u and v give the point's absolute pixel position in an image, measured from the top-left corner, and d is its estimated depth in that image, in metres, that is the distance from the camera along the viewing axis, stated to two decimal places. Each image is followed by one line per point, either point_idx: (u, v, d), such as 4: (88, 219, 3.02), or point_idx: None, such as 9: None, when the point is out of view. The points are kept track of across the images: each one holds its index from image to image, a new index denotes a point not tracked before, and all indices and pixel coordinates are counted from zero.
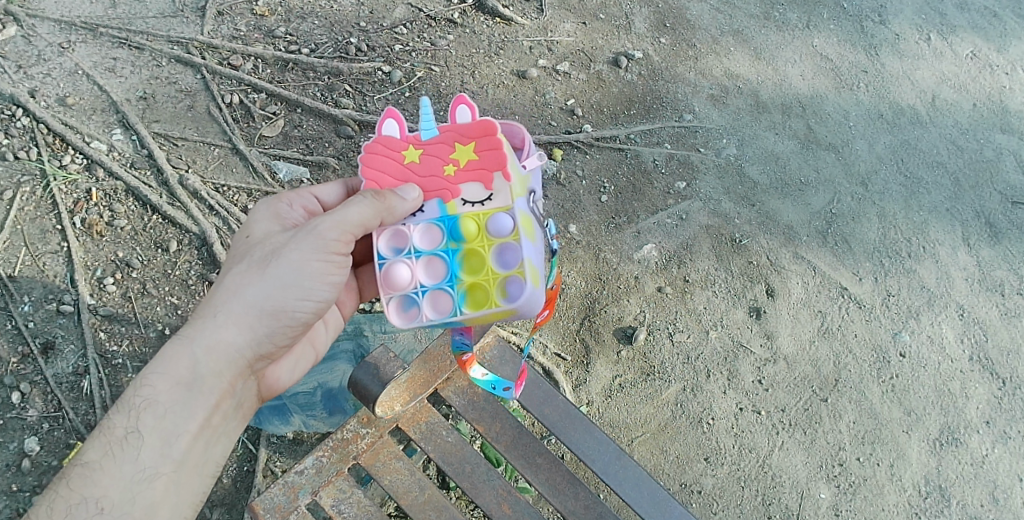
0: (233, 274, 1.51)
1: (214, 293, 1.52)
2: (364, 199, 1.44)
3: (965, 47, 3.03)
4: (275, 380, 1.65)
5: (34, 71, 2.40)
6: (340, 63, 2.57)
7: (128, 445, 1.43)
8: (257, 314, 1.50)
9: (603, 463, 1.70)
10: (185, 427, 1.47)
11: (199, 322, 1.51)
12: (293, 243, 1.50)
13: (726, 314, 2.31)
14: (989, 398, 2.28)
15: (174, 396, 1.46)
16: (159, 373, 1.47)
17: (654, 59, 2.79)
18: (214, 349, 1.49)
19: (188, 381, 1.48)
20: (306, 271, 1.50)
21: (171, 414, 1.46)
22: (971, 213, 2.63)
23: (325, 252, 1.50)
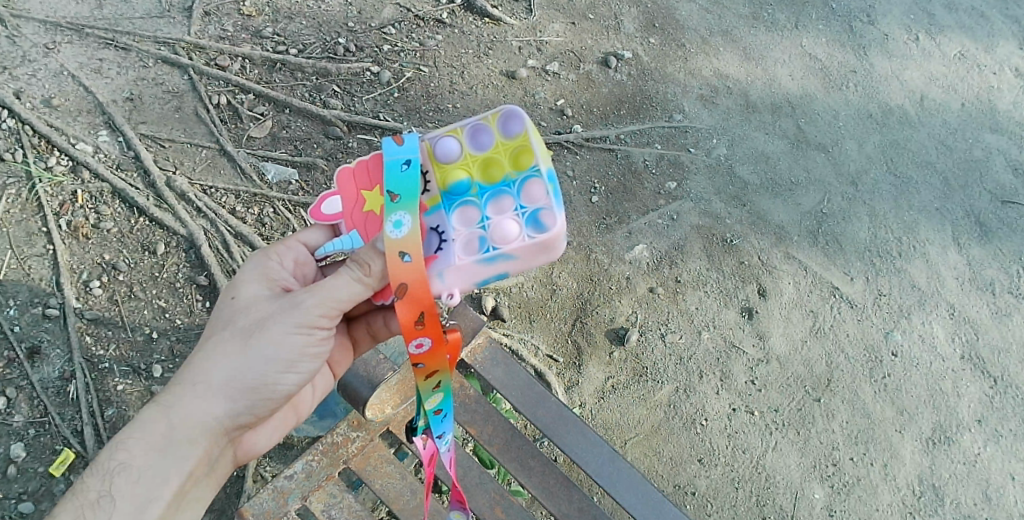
0: (216, 343, 1.36)
1: (196, 357, 1.36)
2: (351, 276, 1.31)
3: (953, 47, 3.05)
4: (250, 446, 1.51)
5: (18, 72, 2.37)
6: (329, 64, 2.55)
7: (100, 509, 1.27)
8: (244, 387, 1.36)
9: (597, 466, 1.69)
10: (159, 494, 1.31)
11: (180, 390, 1.35)
12: (280, 312, 1.35)
13: (718, 314, 2.30)
14: (980, 397, 2.29)
15: (149, 459, 1.31)
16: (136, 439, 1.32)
17: (644, 59, 2.78)
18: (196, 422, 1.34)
19: (163, 446, 1.32)
20: (287, 345, 1.36)
21: (146, 481, 1.30)
22: (961, 212, 2.64)
23: (305, 325, 1.36)
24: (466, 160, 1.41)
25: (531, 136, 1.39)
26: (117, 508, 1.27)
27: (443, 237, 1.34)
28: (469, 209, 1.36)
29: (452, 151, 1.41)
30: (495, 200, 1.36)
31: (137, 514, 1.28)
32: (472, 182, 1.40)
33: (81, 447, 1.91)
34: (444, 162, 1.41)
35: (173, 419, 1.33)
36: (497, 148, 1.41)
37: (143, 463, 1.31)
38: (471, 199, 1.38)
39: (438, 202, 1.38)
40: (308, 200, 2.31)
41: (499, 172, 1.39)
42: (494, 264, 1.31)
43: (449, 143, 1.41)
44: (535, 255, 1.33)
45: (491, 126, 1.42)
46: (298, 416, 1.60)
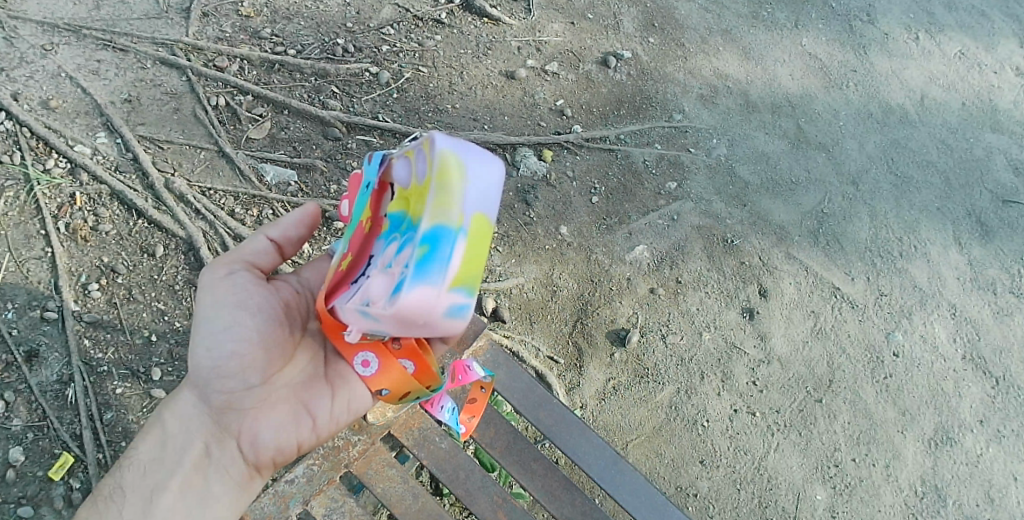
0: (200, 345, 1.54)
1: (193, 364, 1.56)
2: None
3: (953, 46, 3.05)
4: (253, 439, 1.51)
5: (16, 73, 2.35)
6: (328, 65, 2.54)
7: (114, 503, 1.46)
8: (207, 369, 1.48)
9: (599, 469, 1.68)
10: (163, 486, 1.47)
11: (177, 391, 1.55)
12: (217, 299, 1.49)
13: (719, 315, 2.30)
14: (982, 397, 2.29)
15: (150, 453, 1.50)
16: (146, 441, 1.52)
17: (643, 59, 2.78)
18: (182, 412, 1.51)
19: (162, 441, 1.51)
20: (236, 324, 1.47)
21: (149, 473, 1.48)
22: (962, 212, 2.63)
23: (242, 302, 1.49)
24: (412, 191, 1.35)
25: (437, 174, 1.25)
26: (126, 501, 1.46)
27: (371, 270, 1.33)
28: (408, 250, 1.27)
29: (406, 178, 1.38)
30: (415, 243, 1.26)
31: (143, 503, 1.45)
32: (403, 216, 1.34)
33: (80, 451, 1.90)
34: (403, 189, 1.38)
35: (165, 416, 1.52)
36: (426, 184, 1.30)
37: (147, 459, 1.50)
38: (397, 235, 1.32)
39: (385, 229, 1.37)
40: (307, 202, 2.31)
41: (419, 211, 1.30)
42: (395, 301, 1.23)
43: (404, 169, 1.39)
44: (470, 282, 1.18)
45: (427, 151, 1.31)
46: (313, 416, 1.53)
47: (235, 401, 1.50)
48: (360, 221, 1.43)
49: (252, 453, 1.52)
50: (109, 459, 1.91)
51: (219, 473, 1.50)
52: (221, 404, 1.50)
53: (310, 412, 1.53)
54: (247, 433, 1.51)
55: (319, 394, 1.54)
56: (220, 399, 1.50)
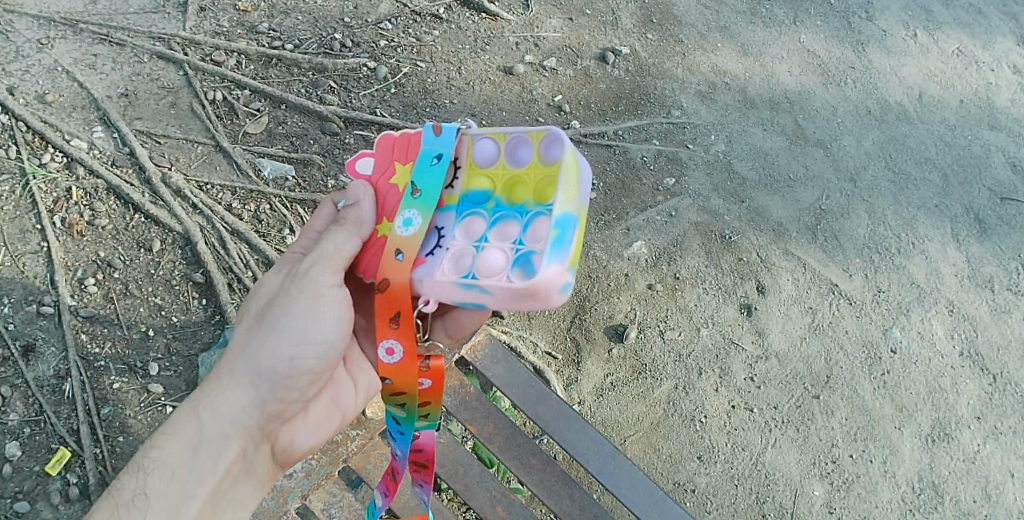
0: (242, 335, 1.45)
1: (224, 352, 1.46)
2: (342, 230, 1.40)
3: (951, 44, 3.05)
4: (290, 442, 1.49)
5: (11, 67, 2.34)
6: (325, 59, 2.53)
7: (135, 507, 1.31)
8: (264, 368, 1.40)
9: (598, 463, 1.69)
10: (193, 493, 1.35)
11: (208, 382, 1.42)
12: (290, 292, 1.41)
13: (717, 311, 2.30)
14: (979, 394, 2.29)
15: (180, 455, 1.36)
16: (168, 434, 1.38)
17: (642, 55, 2.77)
18: (222, 409, 1.40)
19: (195, 443, 1.38)
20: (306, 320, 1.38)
21: (179, 478, 1.35)
22: (960, 209, 2.64)
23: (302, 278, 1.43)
24: (501, 171, 1.40)
25: (562, 165, 1.32)
26: (152, 506, 1.31)
27: (443, 243, 1.36)
28: (500, 229, 1.35)
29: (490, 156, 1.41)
30: (499, 224, 1.35)
31: (173, 511, 1.33)
32: (490, 197, 1.39)
33: (77, 446, 1.90)
34: (482, 166, 1.41)
35: (206, 414, 1.40)
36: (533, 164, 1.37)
37: (176, 461, 1.36)
38: (481, 212, 1.38)
39: (454, 202, 1.40)
40: (305, 197, 2.30)
41: (519, 195, 1.37)
42: (467, 291, 1.28)
43: (488, 147, 1.41)
44: (523, 300, 1.25)
45: (536, 142, 1.38)
46: (342, 418, 1.56)
47: (286, 408, 1.45)
48: (416, 189, 1.37)
49: (276, 456, 1.49)
50: (106, 454, 1.90)
51: (249, 476, 1.44)
52: (273, 409, 1.43)
53: (339, 412, 1.56)
54: (284, 437, 1.49)
55: (347, 395, 1.56)
56: (274, 404, 1.43)
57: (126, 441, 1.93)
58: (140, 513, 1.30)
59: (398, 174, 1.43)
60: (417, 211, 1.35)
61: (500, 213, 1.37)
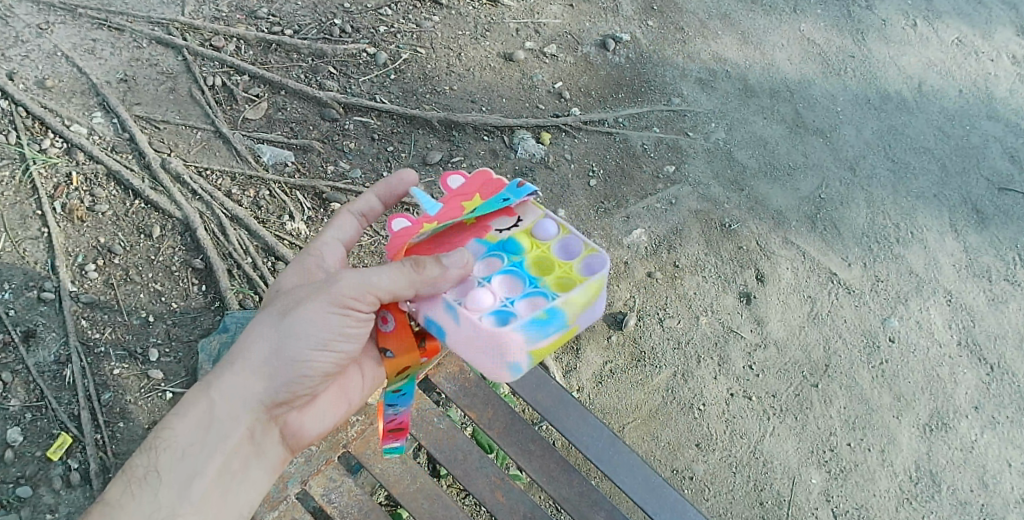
0: (255, 321, 1.45)
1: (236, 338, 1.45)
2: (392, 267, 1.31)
3: (951, 33, 3.04)
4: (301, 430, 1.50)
5: (11, 53, 2.33)
6: (325, 45, 2.52)
7: (147, 485, 1.36)
8: (273, 355, 1.41)
9: (596, 450, 1.69)
10: (202, 471, 1.39)
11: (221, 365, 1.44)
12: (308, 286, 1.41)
13: (716, 299, 2.31)
14: (977, 383, 2.31)
15: (189, 434, 1.40)
16: (180, 414, 1.41)
17: (642, 42, 2.76)
18: (235, 393, 1.41)
19: (206, 422, 1.41)
20: (315, 314, 1.39)
21: (188, 456, 1.39)
22: (958, 198, 2.64)
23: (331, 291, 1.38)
24: (563, 266, 1.38)
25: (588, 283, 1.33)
26: (163, 482, 1.36)
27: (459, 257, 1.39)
28: (494, 261, 1.39)
29: (565, 257, 1.40)
30: (514, 279, 1.36)
31: (183, 488, 1.37)
32: (523, 259, 1.40)
33: (78, 431, 1.90)
34: (533, 235, 1.43)
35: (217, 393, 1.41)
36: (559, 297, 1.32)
37: (187, 439, 1.39)
38: (502, 256, 1.40)
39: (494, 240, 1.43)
40: (304, 183, 2.30)
41: (546, 276, 1.37)
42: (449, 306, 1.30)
43: (571, 251, 1.40)
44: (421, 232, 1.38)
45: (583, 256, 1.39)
46: (356, 407, 1.58)
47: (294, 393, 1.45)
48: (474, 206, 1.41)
49: (285, 443, 1.50)
50: (106, 439, 1.91)
51: (259, 459, 1.46)
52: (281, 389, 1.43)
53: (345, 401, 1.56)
54: (294, 425, 1.49)
55: (354, 385, 1.57)
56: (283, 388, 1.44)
57: (126, 426, 1.93)
58: (151, 490, 1.36)
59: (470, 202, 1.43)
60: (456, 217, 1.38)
61: (518, 272, 1.37)
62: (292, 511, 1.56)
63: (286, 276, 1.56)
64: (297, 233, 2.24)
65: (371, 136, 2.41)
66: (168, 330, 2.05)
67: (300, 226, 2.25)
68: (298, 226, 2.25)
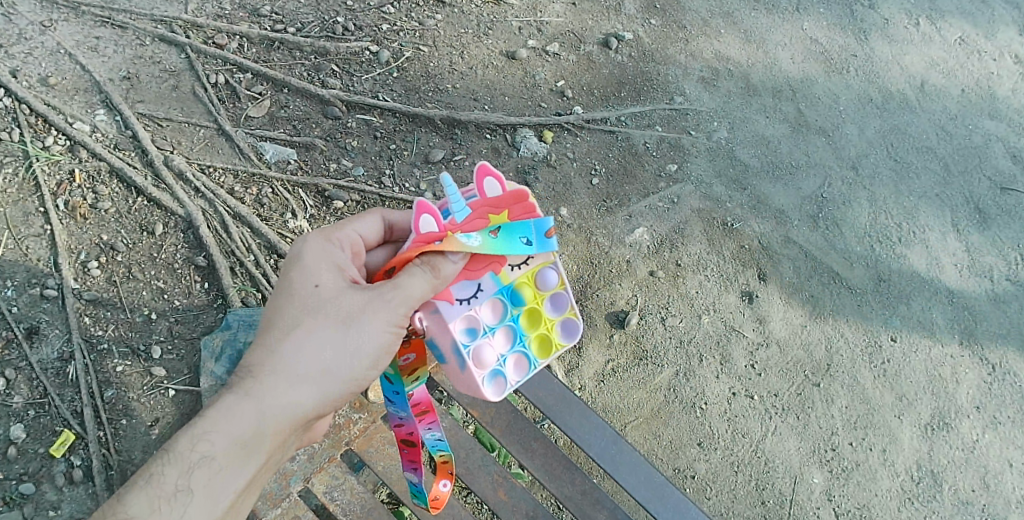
0: (306, 329, 1.30)
1: (280, 344, 1.30)
2: (424, 276, 1.32)
3: (953, 33, 3.04)
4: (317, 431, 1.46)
5: (14, 50, 2.33)
6: (328, 43, 2.52)
7: (178, 504, 1.23)
8: (330, 375, 1.31)
9: (599, 449, 1.69)
10: (236, 489, 1.27)
11: (266, 374, 1.29)
12: (376, 312, 1.31)
13: (719, 298, 2.31)
14: (979, 383, 2.31)
15: (229, 451, 1.26)
16: (218, 427, 1.26)
17: (644, 41, 2.76)
18: (283, 412, 1.29)
19: (247, 439, 1.27)
20: (375, 339, 1.32)
21: (226, 474, 1.26)
22: (961, 198, 2.64)
23: (396, 327, 1.33)
24: (547, 323, 1.48)
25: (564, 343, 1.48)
26: (195, 501, 1.24)
27: (473, 298, 1.42)
28: (497, 303, 1.45)
29: (552, 313, 1.49)
30: (508, 328, 1.46)
31: (214, 507, 1.25)
32: (520, 309, 1.47)
33: (80, 428, 1.91)
34: (535, 282, 1.46)
35: (262, 408, 1.28)
36: (536, 361, 1.48)
37: (226, 457, 1.26)
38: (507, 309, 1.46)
39: (506, 281, 1.44)
40: (307, 181, 2.30)
41: (532, 329, 1.48)
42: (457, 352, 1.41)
43: (559, 310, 1.49)
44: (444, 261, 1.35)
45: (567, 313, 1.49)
46: None
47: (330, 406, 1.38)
48: (496, 230, 1.38)
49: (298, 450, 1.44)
50: (109, 437, 1.91)
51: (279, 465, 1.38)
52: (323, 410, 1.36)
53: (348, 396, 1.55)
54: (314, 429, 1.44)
55: None
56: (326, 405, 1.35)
57: (129, 424, 1.94)
58: (183, 509, 1.23)
59: (494, 224, 1.37)
60: (480, 239, 1.36)
61: (514, 326, 1.47)
62: (295, 509, 1.56)
63: (314, 262, 1.36)
64: (299, 231, 2.24)
65: (373, 135, 2.41)
66: (171, 327, 2.06)
67: (303, 224, 2.26)
68: (301, 224, 2.25)
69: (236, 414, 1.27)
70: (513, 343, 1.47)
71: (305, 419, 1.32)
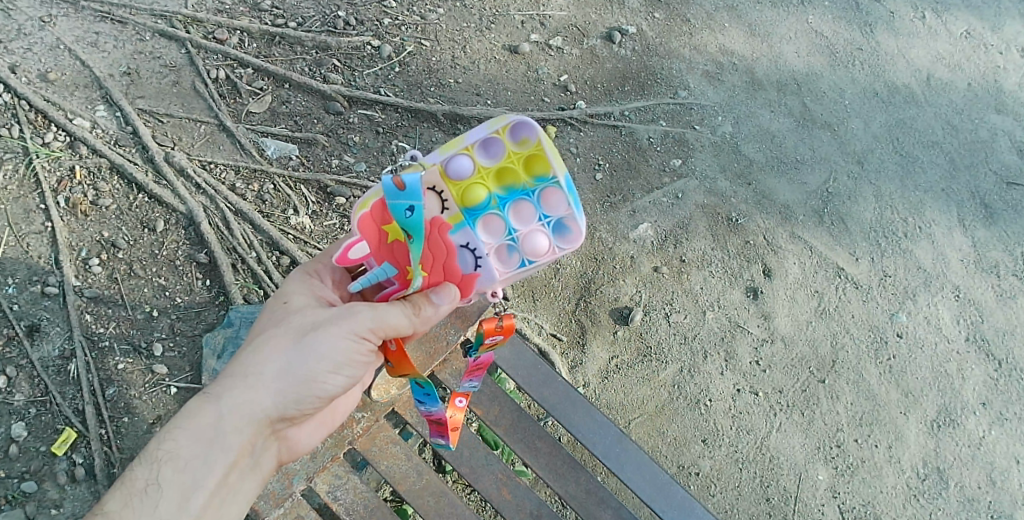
0: (270, 337, 1.39)
1: (245, 351, 1.39)
2: (402, 310, 1.34)
3: (960, 26, 3.01)
4: (299, 444, 1.49)
5: (13, 46, 2.32)
6: (329, 37, 2.50)
7: (148, 498, 1.30)
8: (291, 378, 1.37)
9: (604, 447, 1.67)
10: (203, 483, 1.34)
11: (231, 378, 1.37)
12: (333, 318, 1.37)
13: (723, 294, 2.29)
14: (985, 379, 2.29)
15: (193, 448, 1.34)
16: (184, 426, 1.35)
17: (648, 35, 2.74)
18: (244, 410, 1.36)
19: (211, 436, 1.35)
20: (339, 346, 1.37)
21: (191, 469, 1.33)
22: (967, 193, 2.62)
23: (358, 334, 1.36)
24: (512, 156, 1.39)
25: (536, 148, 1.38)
26: (164, 495, 1.31)
27: (478, 255, 1.36)
28: (488, 218, 1.38)
29: (500, 154, 1.39)
30: (513, 203, 1.39)
31: (182, 501, 1.32)
32: (492, 194, 1.39)
33: (82, 426, 1.90)
34: (459, 183, 1.37)
35: (221, 409, 1.36)
36: (554, 177, 1.38)
37: (191, 453, 1.33)
38: (491, 210, 1.38)
39: (461, 217, 1.37)
40: (308, 177, 2.28)
41: (518, 178, 1.39)
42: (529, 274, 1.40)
43: (496, 147, 1.39)
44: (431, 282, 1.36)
45: (501, 134, 1.39)
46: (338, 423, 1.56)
47: (301, 414, 1.43)
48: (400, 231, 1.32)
49: (279, 460, 1.48)
50: (111, 434, 1.91)
51: (254, 472, 1.42)
52: (290, 414, 1.41)
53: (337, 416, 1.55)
54: (293, 440, 1.48)
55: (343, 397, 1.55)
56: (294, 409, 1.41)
57: (131, 421, 1.93)
58: (152, 503, 1.30)
59: (394, 232, 1.33)
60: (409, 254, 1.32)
61: (516, 203, 1.39)
62: (298, 508, 1.54)
63: (296, 285, 1.47)
64: (301, 228, 2.23)
65: (375, 130, 2.39)
66: (171, 326, 2.05)
67: (305, 221, 2.24)
68: (302, 220, 2.24)
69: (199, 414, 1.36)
70: (536, 205, 1.39)
71: (271, 421, 1.39)
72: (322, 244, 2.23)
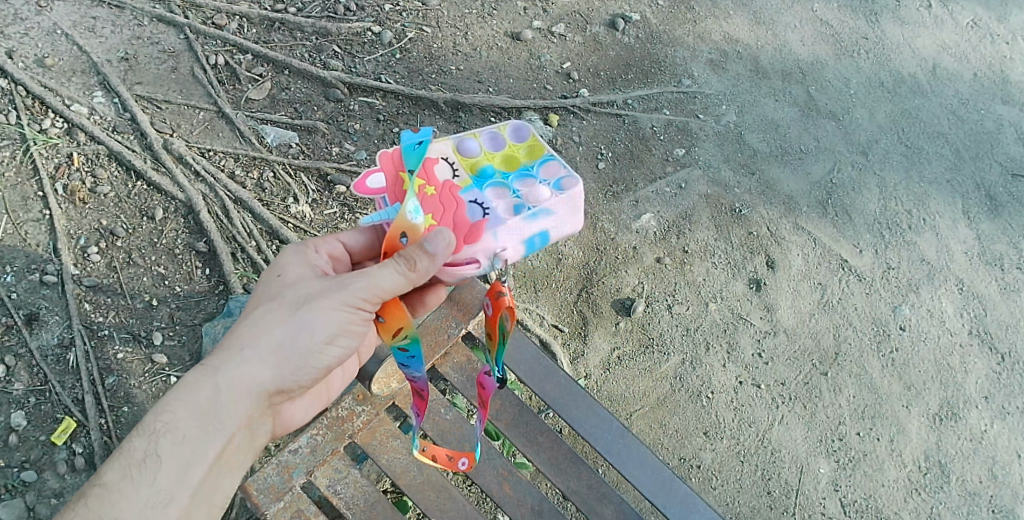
0: (266, 311, 1.37)
1: (241, 325, 1.37)
2: (396, 269, 1.27)
3: (966, 16, 2.98)
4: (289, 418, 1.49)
5: (10, 31, 2.30)
6: (329, 23, 2.48)
7: (146, 469, 1.28)
8: (287, 353, 1.37)
9: (605, 442, 1.63)
10: (200, 458, 1.32)
11: (227, 352, 1.35)
12: (327, 291, 1.34)
13: (725, 285, 2.28)
14: (988, 373, 2.27)
15: (190, 421, 1.31)
16: (180, 399, 1.32)
17: (651, 22, 2.71)
18: (241, 384, 1.35)
19: (208, 411, 1.33)
20: (335, 320, 1.35)
21: (190, 443, 1.31)
22: (972, 185, 2.59)
23: (353, 306, 1.33)
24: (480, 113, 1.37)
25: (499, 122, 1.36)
26: (163, 467, 1.29)
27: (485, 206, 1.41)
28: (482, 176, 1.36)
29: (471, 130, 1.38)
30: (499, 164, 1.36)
31: (179, 474, 1.30)
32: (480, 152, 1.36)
33: (82, 416, 1.89)
34: (468, 157, 1.50)
35: (217, 383, 1.33)
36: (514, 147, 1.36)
37: (188, 427, 1.31)
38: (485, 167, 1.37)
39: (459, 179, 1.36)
40: (309, 164, 2.26)
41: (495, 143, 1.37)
42: (535, 221, 1.39)
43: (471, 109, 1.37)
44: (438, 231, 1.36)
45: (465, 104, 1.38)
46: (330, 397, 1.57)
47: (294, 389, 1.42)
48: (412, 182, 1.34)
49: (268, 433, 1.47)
50: (111, 424, 1.90)
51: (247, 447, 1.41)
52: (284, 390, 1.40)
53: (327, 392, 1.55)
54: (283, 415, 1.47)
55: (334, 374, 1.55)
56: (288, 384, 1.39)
57: (131, 411, 1.92)
58: (150, 476, 1.28)
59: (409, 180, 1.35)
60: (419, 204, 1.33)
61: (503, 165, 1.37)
62: (298, 502, 1.51)
63: (289, 262, 1.45)
64: (301, 216, 2.20)
65: (376, 117, 2.37)
66: (171, 315, 2.03)
67: (305, 209, 2.21)
68: (303, 209, 2.21)
69: (196, 388, 1.33)
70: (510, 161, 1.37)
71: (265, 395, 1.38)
72: (323, 234, 2.19)
